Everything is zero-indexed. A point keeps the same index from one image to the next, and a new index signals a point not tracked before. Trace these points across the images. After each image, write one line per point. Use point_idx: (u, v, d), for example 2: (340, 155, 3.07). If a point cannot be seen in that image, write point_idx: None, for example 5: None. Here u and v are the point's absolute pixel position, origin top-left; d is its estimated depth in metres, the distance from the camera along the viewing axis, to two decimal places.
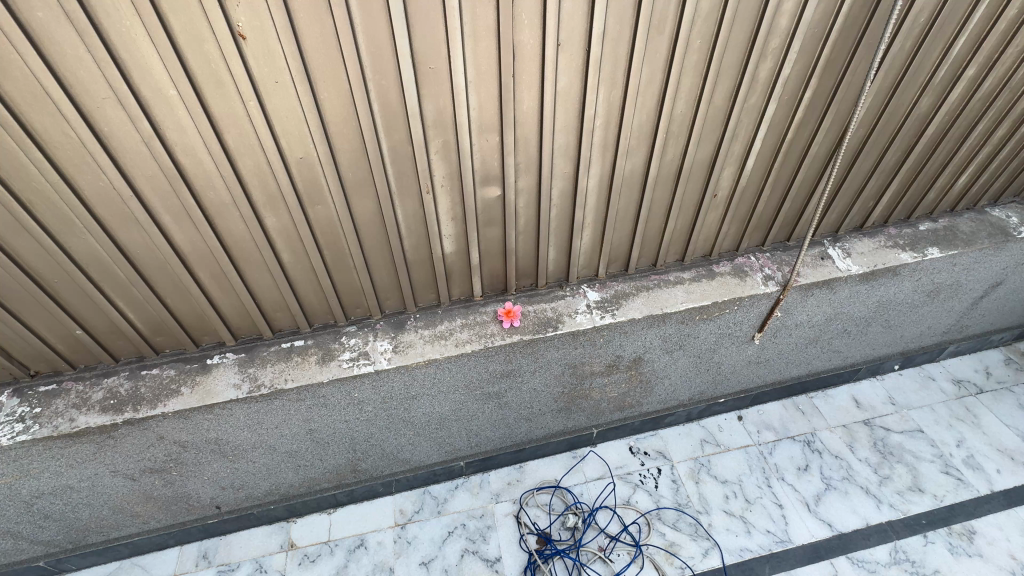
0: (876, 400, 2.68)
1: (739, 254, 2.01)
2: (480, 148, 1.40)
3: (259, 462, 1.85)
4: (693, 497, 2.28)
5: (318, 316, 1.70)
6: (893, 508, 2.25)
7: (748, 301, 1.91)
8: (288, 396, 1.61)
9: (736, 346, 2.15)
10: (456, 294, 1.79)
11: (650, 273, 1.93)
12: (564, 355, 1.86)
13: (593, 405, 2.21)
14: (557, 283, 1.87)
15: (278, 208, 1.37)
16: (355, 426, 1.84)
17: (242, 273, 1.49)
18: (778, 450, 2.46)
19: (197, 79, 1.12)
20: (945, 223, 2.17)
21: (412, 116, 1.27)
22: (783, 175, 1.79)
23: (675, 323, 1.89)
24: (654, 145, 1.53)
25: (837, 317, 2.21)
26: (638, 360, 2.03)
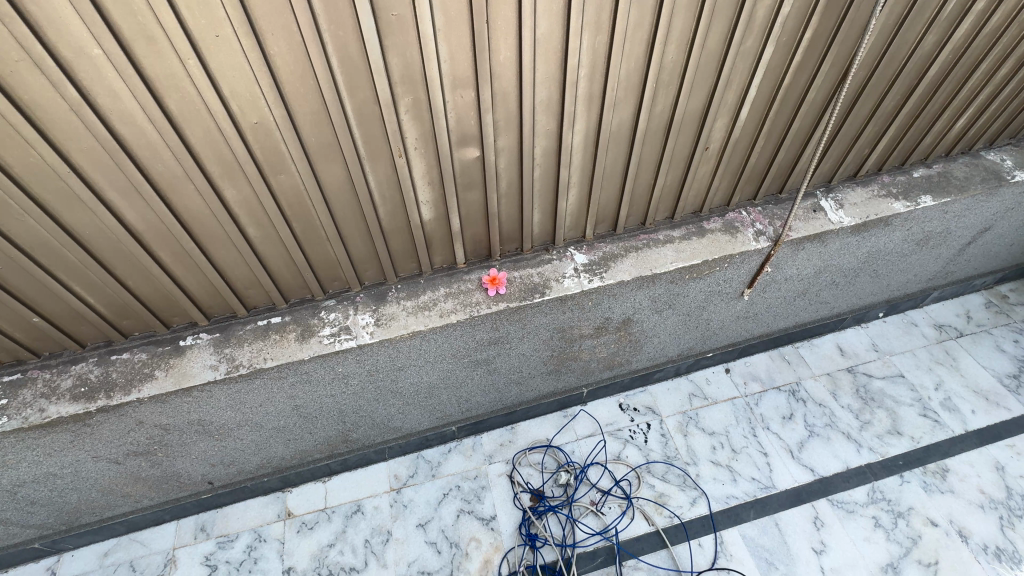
0: (860, 348, 2.72)
1: (731, 209, 1.94)
2: (455, 106, 1.28)
3: (246, 438, 1.83)
4: (682, 450, 2.34)
5: (294, 291, 1.62)
6: (872, 451, 2.33)
7: (739, 258, 1.87)
8: (269, 375, 1.56)
9: (725, 302, 2.13)
10: (437, 262, 1.71)
11: (639, 232, 1.86)
12: (552, 320, 1.82)
13: (583, 365, 2.20)
14: (543, 247, 1.80)
15: (237, 179, 1.26)
16: (342, 400, 1.81)
17: (206, 250, 1.39)
18: (764, 401, 2.51)
19: (124, 35, 0.98)
20: (939, 169, 2.12)
21: (377, 72, 1.15)
22: (779, 124, 1.70)
23: (664, 283, 1.85)
24: (643, 97, 1.42)
25: (826, 270, 2.19)
26: (627, 321, 2.00)
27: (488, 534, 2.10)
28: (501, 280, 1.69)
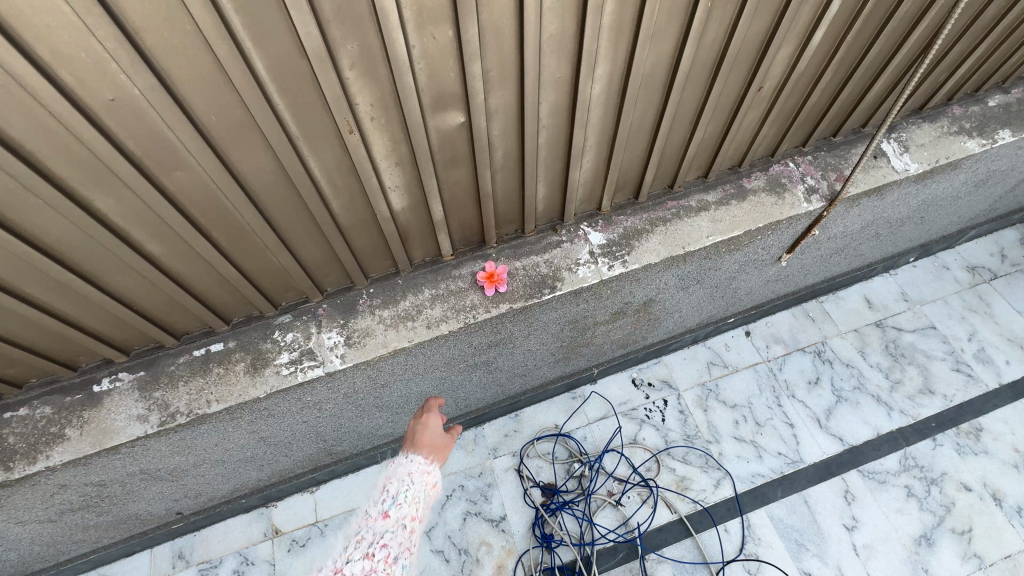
0: (889, 298, 2.49)
1: (775, 161, 1.57)
2: (424, 53, 0.86)
3: (209, 473, 1.54)
4: (702, 427, 2.14)
5: (236, 309, 1.26)
6: (903, 414, 2.17)
7: (785, 224, 1.53)
8: (218, 418, 1.24)
9: (758, 269, 1.83)
10: (418, 257, 1.34)
11: (665, 198, 1.50)
12: (563, 314, 1.50)
13: (595, 349, 1.92)
14: (549, 226, 1.43)
15: (110, 184, 0.86)
16: (317, 423, 1.52)
17: (94, 277, 1.01)
18: (788, 365, 2.30)
19: None
20: (1018, 94, 1.75)
21: (295, 6, 0.72)
22: (854, 49, 1.29)
23: (696, 260, 1.52)
24: (690, 23, 1.00)
25: (873, 223, 1.87)
26: (649, 302, 1.69)
27: (499, 537, 1.92)
28: (502, 275, 1.34)
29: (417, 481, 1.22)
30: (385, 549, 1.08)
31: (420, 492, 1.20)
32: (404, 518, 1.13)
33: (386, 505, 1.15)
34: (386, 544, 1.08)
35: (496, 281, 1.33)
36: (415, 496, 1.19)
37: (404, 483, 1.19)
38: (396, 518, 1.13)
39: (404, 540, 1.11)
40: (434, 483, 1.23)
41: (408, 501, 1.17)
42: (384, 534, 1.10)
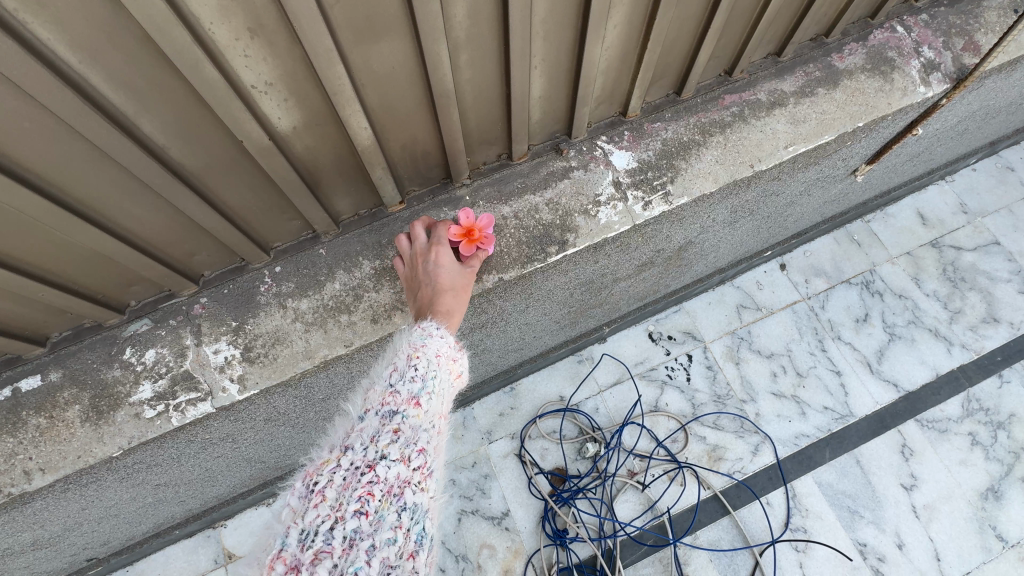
0: (946, 211, 2.08)
1: (877, 25, 1.05)
2: None
3: (103, 527, 1.12)
4: (735, 385, 1.79)
5: (48, 321, 0.76)
6: (965, 349, 1.85)
7: (888, 121, 1.05)
8: (56, 490, 0.79)
9: (824, 189, 1.37)
10: (345, 209, 0.84)
11: (721, 91, 0.99)
12: (575, 276, 1.04)
13: (609, 307, 1.49)
14: (550, 146, 0.93)
15: None
16: (240, 453, 1.08)
17: None
18: (832, 301, 1.92)
19: None
20: None
21: None
22: None
23: (763, 183, 1.04)
24: None
25: (973, 115, 1.40)
26: (686, 246, 1.24)
27: (503, 537, 1.60)
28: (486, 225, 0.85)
29: (449, 356, 0.69)
30: (426, 451, 0.60)
31: (452, 380, 0.68)
32: (441, 412, 0.64)
33: (414, 388, 0.63)
34: (426, 444, 0.61)
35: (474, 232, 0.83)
36: (450, 378, 0.68)
37: (435, 361, 0.66)
38: (432, 407, 0.64)
39: (441, 439, 0.64)
40: (465, 373, 0.71)
41: (444, 391, 0.66)
42: (419, 431, 0.61)
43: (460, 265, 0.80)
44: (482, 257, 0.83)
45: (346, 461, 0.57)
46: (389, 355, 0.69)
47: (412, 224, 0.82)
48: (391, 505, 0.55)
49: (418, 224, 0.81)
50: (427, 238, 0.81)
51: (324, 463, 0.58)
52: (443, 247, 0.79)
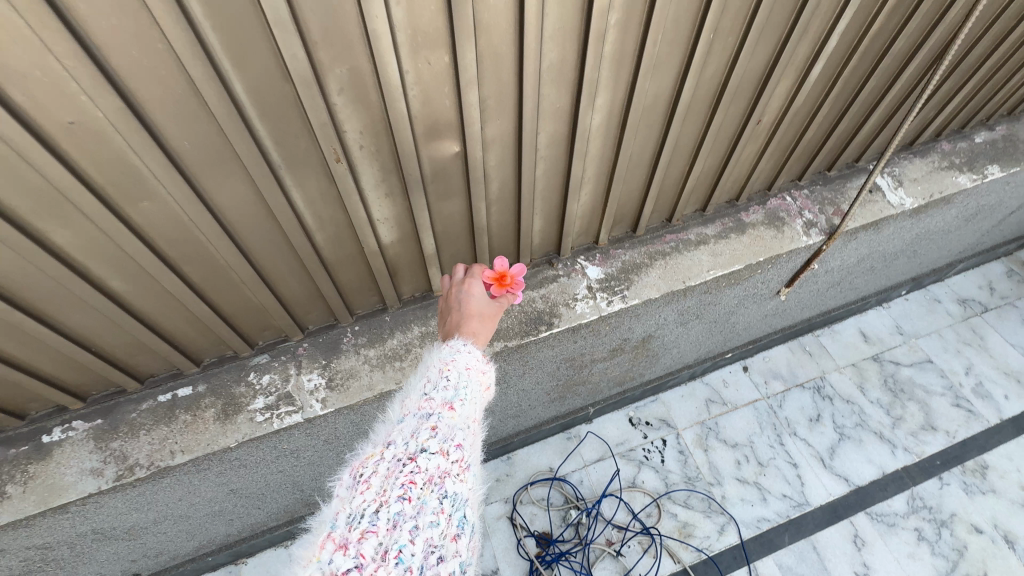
0: (884, 332, 2.47)
1: (772, 195, 1.55)
2: (418, 80, 0.81)
3: (171, 530, 1.40)
4: (704, 468, 2.04)
5: (207, 350, 1.16)
6: (908, 452, 2.11)
7: (785, 258, 1.50)
8: (182, 471, 1.12)
9: (757, 304, 1.79)
10: (407, 291, 1.27)
11: (664, 232, 1.46)
12: (560, 351, 1.43)
13: (592, 387, 1.84)
14: (545, 260, 1.38)
15: (68, 216, 0.78)
16: (293, 472, 1.40)
17: (51, 318, 0.92)
18: (788, 402, 2.23)
19: None
20: (1002, 131, 1.78)
21: (279, 27, 0.65)
22: (848, 84, 1.29)
23: (697, 294, 1.47)
24: (692, 55, 0.97)
25: (869, 257, 1.86)
26: (648, 338, 1.63)
27: None
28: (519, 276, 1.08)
29: (476, 371, 0.86)
30: (460, 448, 0.75)
31: (479, 389, 0.84)
32: (471, 415, 0.80)
33: (447, 396, 0.79)
34: (460, 442, 0.75)
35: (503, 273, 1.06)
36: (478, 389, 0.84)
37: (464, 374, 0.83)
38: (463, 413, 0.79)
39: (472, 439, 0.79)
40: (492, 382, 0.88)
41: (472, 400, 0.82)
42: (454, 430, 0.76)
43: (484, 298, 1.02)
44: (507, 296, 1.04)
45: (391, 455, 0.72)
46: (423, 370, 0.86)
47: (453, 267, 1.07)
48: (431, 491, 0.69)
49: (457, 266, 1.06)
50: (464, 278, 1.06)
51: (372, 458, 0.73)
52: (474, 284, 1.02)
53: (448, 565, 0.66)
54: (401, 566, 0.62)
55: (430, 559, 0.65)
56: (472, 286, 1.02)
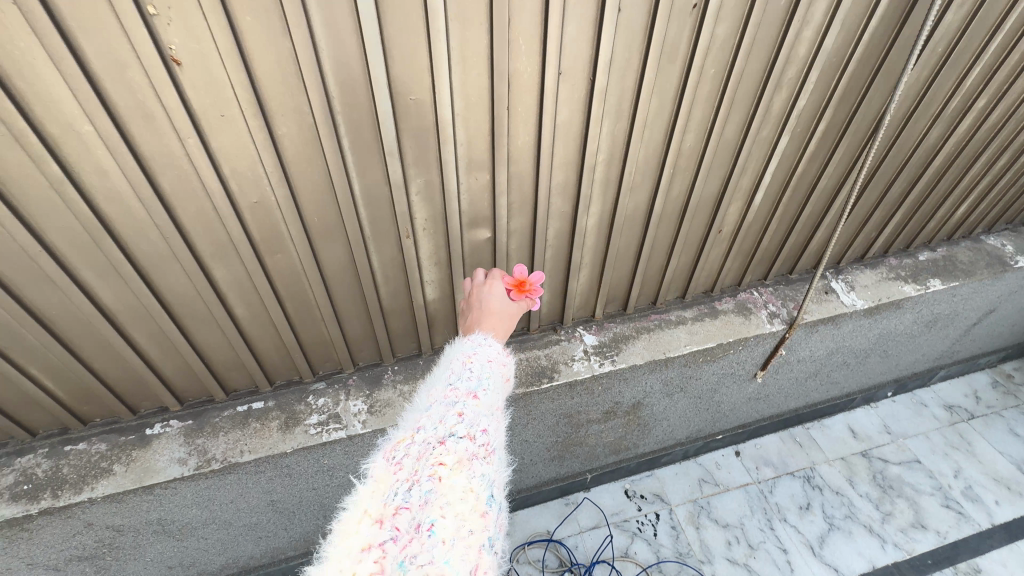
0: (872, 429, 2.62)
1: (742, 289, 1.89)
2: (468, 188, 1.22)
3: (212, 537, 1.61)
4: (695, 545, 2.14)
5: (280, 373, 1.48)
6: (898, 548, 2.17)
7: (753, 341, 1.79)
8: (245, 469, 1.39)
9: (737, 385, 2.03)
10: (438, 342, 1.60)
11: (650, 312, 1.79)
12: (559, 405, 1.70)
13: (588, 450, 2.05)
14: (551, 326, 1.70)
15: (229, 258, 1.16)
16: (324, 493, 1.63)
17: (188, 332, 1.28)
18: (779, 488, 2.35)
19: (120, 114, 0.88)
20: (943, 252, 2.12)
21: (390, 154, 1.07)
22: (791, 208, 1.67)
23: (678, 366, 1.75)
24: (660, 182, 1.38)
25: (837, 351, 2.12)
26: (638, 405, 1.88)
27: None
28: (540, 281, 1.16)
29: (496, 365, 0.96)
30: (485, 435, 0.85)
31: (499, 381, 0.94)
32: (493, 403, 0.90)
33: (471, 386, 0.91)
34: (485, 429, 0.85)
35: (525, 278, 1.14)
36: (498, 381, 0.95)
37: (485, 365, 0.94)
38: (486, 403, 0.89)
39: (495, 426, 0.89)
40: (511, 372, 0.99)
41: (492, 391, 0.92)
42: (479, 416, 0.87)
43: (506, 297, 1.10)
44: (528, 300, 1.11)
45: (422, 441, 0.83)
46: (449, 364, 0.97)
47: (475, 270, 1.17)
48: (459, 471, 0.79)
49: (479, 269, 1.16)
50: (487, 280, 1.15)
51: (406, 443, 0.84)
52: (495, 285, 1.11)
53: (477, 536, 0.75)
54: (434, 536, 0.72)
55: (460, 531, 0.74)
56: (494, 287, 1.11)
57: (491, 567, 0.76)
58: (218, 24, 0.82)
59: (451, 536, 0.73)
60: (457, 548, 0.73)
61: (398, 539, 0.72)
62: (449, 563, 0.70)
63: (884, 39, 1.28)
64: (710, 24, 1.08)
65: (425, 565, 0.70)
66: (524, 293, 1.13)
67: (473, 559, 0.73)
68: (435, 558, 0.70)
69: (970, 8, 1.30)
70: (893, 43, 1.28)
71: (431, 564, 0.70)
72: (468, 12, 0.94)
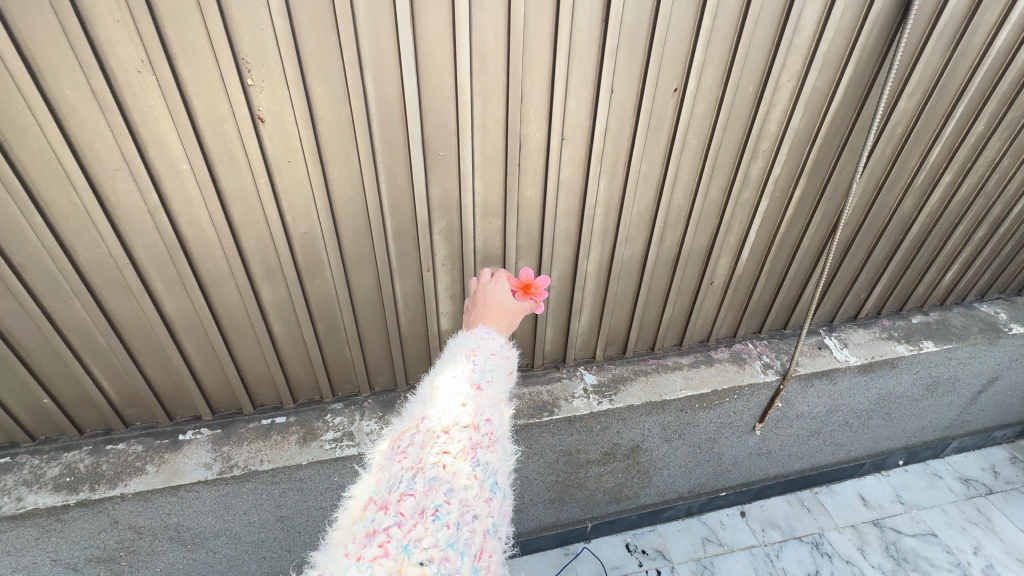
0: (884, 498, 2.56)
1: (737, 340, 2.00)
2: (483, 230, 1.42)
3: (221, 551, 1.69)
4: None
5: (304, 391, 1.63)
6: None
7: (748, 390, 1.88)
8: (262, 478, 1.50)
9: (737, 436, 2.08)
10: None
11: (648, 357, 1.91)
12: (559, 441, 1.78)
13: (589, 495, 2.08)
14: (554, 365, 1.83)
15: (275, 280, 1.36)
16: (330, 514, 1.71)
17: (231, 345, 1.45)
18: (785, 553, 2.29)
19: (211, 157, 1.12)
20: (936, 317, 2.21)
21: (418, 198, 1.28)
22: (778, 265, 1.82)
23: (674, 410, 1.83)
24: (652, 234, 1.56)
25: (837, 409, 2.16)
26: (637, 449, 1.94)
27: None
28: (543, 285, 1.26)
29: (500, 358, 1.05)
30: (489, 425, 0.90)
31: (502, 373, 1.02)
32: (496, 395, 0.96)
33: (475, 377, 0.97)
34: (489, 419, 0.90)
35: (529, 280, 1.24)
36: (503, 372, 1.02)
37: (489, 358, 1.02)
38: (490, 395, 0.95)
39: (499, 417, 0.94)
40: (513, 363, 1.08)
41: (497, 382, 0.99)
42: (483, 408, 0.92)
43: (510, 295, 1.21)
44: (530, 299, 1.21)
45: (428, 429, 0.86)
46: (454, 357, 1.03)
47: (482, 272, 1.28)
48: (464, 459, 0.82)
49: (485, 270, 1.27)
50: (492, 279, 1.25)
51: (411, 432, 0.88)
52: (500, 283, 1.22)
53: (480, 521, 0.79)
54: (439, 521, 0.74)
55: (465, 515, 0.77)
56: (498, 286, 1.22)
57: (492, 549, 0.80)
58: (297, 93, 1.07)
59: (456, 520, 0.75)
60: (461, 532, 0.75)
61: (403, 524, 0.74)
62: (453, 546, 0.73)
63: (845, 121, 1.48)
64: (688, 103, 1.31)
65: (430, 548, 0.72)
66: (527, 293, 1.23)
67: (476, 542, 0.76)
68: (440, 541, 0.73)
69: (922, 97, 1.51)
70: (853, 124, 1.48)
71: (435, 547, 0.72)
72: (489, 89, 1.18)
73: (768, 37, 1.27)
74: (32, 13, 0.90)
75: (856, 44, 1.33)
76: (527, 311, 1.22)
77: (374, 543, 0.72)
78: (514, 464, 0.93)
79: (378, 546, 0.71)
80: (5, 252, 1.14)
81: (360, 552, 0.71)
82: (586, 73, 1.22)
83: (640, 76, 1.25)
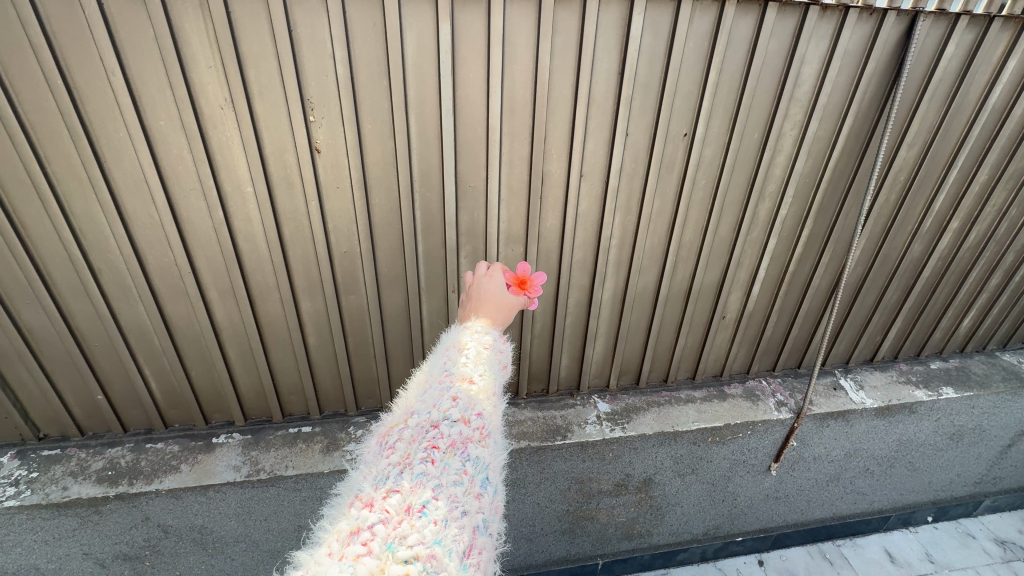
0: (912, 556, 2.45)
1: (750, 377, 2.03)
2: (506, 256, 1.54)
3: (238, 559, 1.74)
4: None
5: (331, 403, 1.73)
6: None
7: (761, 426, 1.89)
8: (285, 484, 1.57)
9: (752, 475, 2.06)
10: None
11: (661, 389, 1.95)
12: (572, 467, 1.81)
13: (600, 529, 2.06)
14: (569, 392, 1.89)
15: (315, 294, 1.49)
16: None
17: (268, 353, 1.56)
18: None
19: (272, 181, 1.29)
20: (956, 363, 2.20)
21: (448, 224, 1.42)
22: (790, 304, 1.87)
23: (687, 443, 1.84)
24: (664, 268, 1.65)
25: (857, 454, 2.13)
26: (649, 482, 1.94)
27: None
28: (538, 282, 1.33)
29: (494, 353, 1.12)
30: (479, 420, 0.94)
31: (495, 369, 1.09)
32: (487, 391, 1.01)
33: (467, 373, 1.03)
34: (479, 414, 0.95)
35: (525, 276, 1.31)
36: (495, 368, 1.09)
37: (481, 353, 1.09)
38: (482, 389, 1.01)
39: (491, 411, 0.99)
40: (507, 360, 1.16)
41: (489, 377, 1.05)
42: (474, 404, 0.97)
43: (504, 289, 1.26)
44: (526, 296, 1.28)
45: (417, 425, 0.90)
46: (450, 350, 1.10)
47: (477, 264, 1.31)
48: (453, 455, 0.86)
49: (481, 263, 1.30)
50: (484, 271, 1.29)
51: (399, 428, 0.91)
52: (495, 276, 1.26)
53: (470, 517, 0.81)
54: (425, 517, 0.76)
55: (453, 511, 0.79)
56: (494, 279, 1.26)
57: (483, 547, 0.81)
58: (350, 129, 1.24)
59: (443, 516, 0.77)
60: (449, 529, 0.76)
61: (388, 522, 0.75)
62: (439, 544, 0.74)
63: (849, 166, 1.58)
64: (697, 147, 1.44)
65: (415, 545, 0.72)
66: (523, 289, 1.29)
67: (465, 538, 0.77)
68: (426, 539, 0.73)
69: (921, 147, 1.60)
70: (856, 170, 1.58)
71: (421, 545, 0.73)
72: (516, 130, 1.34)
73: (770, 92, 1.41)
74: (145, 60, 1.10)
75: (853, 98, 1.45)
76: (521, 305, 1.28)
77: (358, 540, 0.72)
78: (504, 459, 0.97)
79: (361, 544, 0.71)
80: (87, 256, 1.30)
81: (343, 550, 0.71)
82: (604, 119, 1.36)
83: (653, 123, 1.39)
